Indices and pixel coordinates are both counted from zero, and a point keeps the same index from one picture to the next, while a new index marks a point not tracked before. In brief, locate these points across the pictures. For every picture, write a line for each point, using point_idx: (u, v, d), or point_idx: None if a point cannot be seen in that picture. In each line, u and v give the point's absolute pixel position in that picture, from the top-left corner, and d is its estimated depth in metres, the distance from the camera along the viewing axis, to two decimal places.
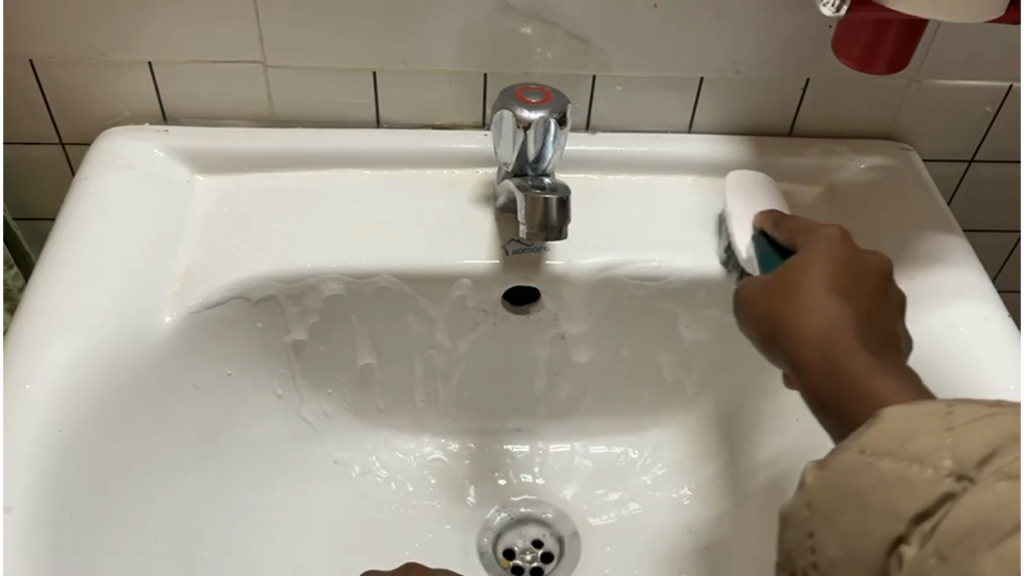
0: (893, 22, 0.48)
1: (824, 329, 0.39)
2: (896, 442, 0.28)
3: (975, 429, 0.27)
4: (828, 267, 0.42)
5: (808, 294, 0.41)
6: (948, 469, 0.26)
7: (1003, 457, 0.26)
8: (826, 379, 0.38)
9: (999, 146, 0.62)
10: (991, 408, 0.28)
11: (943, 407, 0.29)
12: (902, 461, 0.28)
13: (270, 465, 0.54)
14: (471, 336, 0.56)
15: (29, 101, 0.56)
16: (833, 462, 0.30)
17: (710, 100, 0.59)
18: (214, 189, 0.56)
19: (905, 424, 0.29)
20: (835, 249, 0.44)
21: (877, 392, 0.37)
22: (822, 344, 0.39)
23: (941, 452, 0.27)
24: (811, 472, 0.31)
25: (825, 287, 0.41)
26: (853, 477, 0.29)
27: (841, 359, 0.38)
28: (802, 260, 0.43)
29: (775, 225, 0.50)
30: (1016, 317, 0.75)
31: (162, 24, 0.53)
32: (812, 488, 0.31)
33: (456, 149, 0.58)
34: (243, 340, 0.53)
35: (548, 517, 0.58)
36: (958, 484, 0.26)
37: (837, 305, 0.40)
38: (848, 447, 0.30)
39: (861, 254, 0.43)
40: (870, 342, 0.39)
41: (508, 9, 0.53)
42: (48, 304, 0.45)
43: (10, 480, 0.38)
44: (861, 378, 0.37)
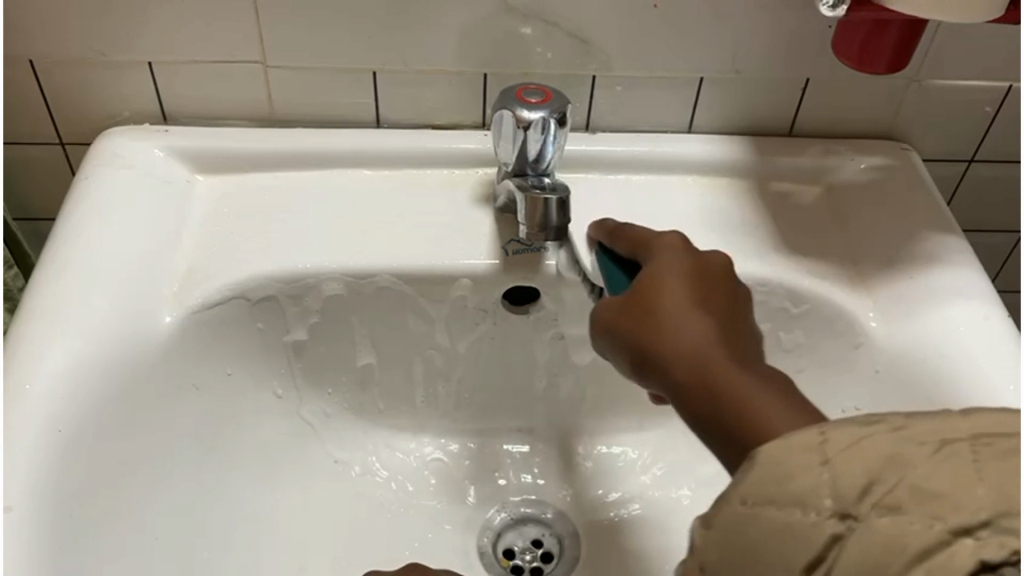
0: (893, 22, 0.48)
1: (687, 345, 0.38)
2: (773, 485, 0.28)
3: (849, 460, 0.27)
4: (675, 279, 0.41)
5: (662, 311, 0.40)
6: (831, 510, 0.26)
7: (880, 488, 0.26)
8: (700, 398, 0.37)
9: (999, 146, 0.62)
10: (856, 428, 0.28)
11: (814, 437, 0.28)
12: (785, 508, 0.27)
13: (270, 465, 0.54)
14: (471, 336, 0.57)
15: (29, 101, 0.56)
16: (716, 519, 0.30)
17: (710, 100, 0.59)
18: (214, 190, 0.56)
19: (782, 458, 0.28)
20: (678, 256, 0.43)
21: (749, 399, 0.35)
22: (689, 362, 0.38)
23: (819, 492, 0.27)
24: (699, 531, 0.31)
25: (673, 300, 0.40)
26: (739, 531, 0.29)
27: (712, 373, 0.37)
28: (649, 274, 0.42)
29: (614, 235, 0.49)
30: (1016, 317, 0.75)
31: (162, 24, 0.53)
32: (702, 548, 0.30)
33: (456, 149, 0.58)
34: (243, 340, 0.53)
35: (548, 517, 0.58)
36: (842, 525, 0.26)
37: (699, 318, 0.39)
38: (729, 500, 0.29)
39: (700, 258, 0.43)
40: (727, 349, 0.38)
41: (508, 9, 0.53)
42: (49, 304, 0.45)
43: (11, 480, 0.38)
44: (733, 386, 0.36)
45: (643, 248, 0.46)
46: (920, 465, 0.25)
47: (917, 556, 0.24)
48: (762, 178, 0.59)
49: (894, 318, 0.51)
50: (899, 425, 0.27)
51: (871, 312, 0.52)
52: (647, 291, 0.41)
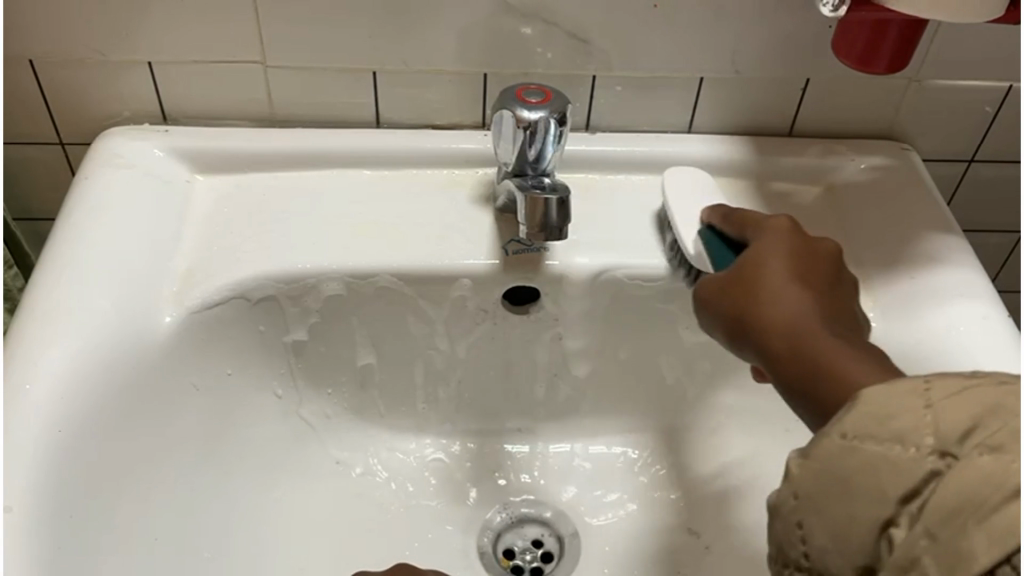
0: (893, 22, 0.48)
1: (782, 316, 0.37)
2: (875, 423, 0.28)
3: (954, 404, 0.27)
4: (778, 255, 0.40)
5: (766, 285, 0.39)
6: (931, 447, 0.26)
7: (984, 431, 0.26)
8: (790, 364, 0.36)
9: (999, 146, 0.62)
10: (966, 381, 0.28)
11: (920, 384, 0.28)
12: (884, 443, 0.28)
13: (270, 465, 0.54)
14: (470, 337, 0.57)
15: (28, 100, 0.56)
16: (815, 451, 0.30)
17: (709, 100, 0.59)
18: (213, 190, 0.56)
19: (885, 403, 0.28)
20: (785, 237, 0.42)
21: (851, 370, 0.34)
22: (786, 332, 0.37)
23: (922, 431, 0.27)
24: (795, 464, 0.31)
25: (778, 271, 0.39)
26: (837, 464, 0.29)
27: (809, 346, 0.36)
28: (751, 252, 0.41)
29: (725, 219, 0.47)
30: (1016, 317, 0.75)
31: (162, 24, 0.53)
32: (797, 478, 0.30)
33: (456, 149, 0.58)
34: (243, 340, 0.52)
35: (548, 516, 0.58)
36: (942, 462, 0.26)
37: (799, 291, 0.38)
38: (831, 432, 0.29)
39: (813, 241, 0.41)
40: (830, 326, 0.37)
41: (508, 9, 0.53)
42: (50, 302, 0.45)
43: (9, 482, 0.38)
44: (832, 355, 0.35)
45: (752, 229, 0.44)
46: (1022, 413, 0.26)
47: (1013, 492, 0.24)
48: (762, 179, 0.59)
49: (894, 318, 0.51)
50: (1009, 381, 0.27)
51: (872, 311, 0.52)
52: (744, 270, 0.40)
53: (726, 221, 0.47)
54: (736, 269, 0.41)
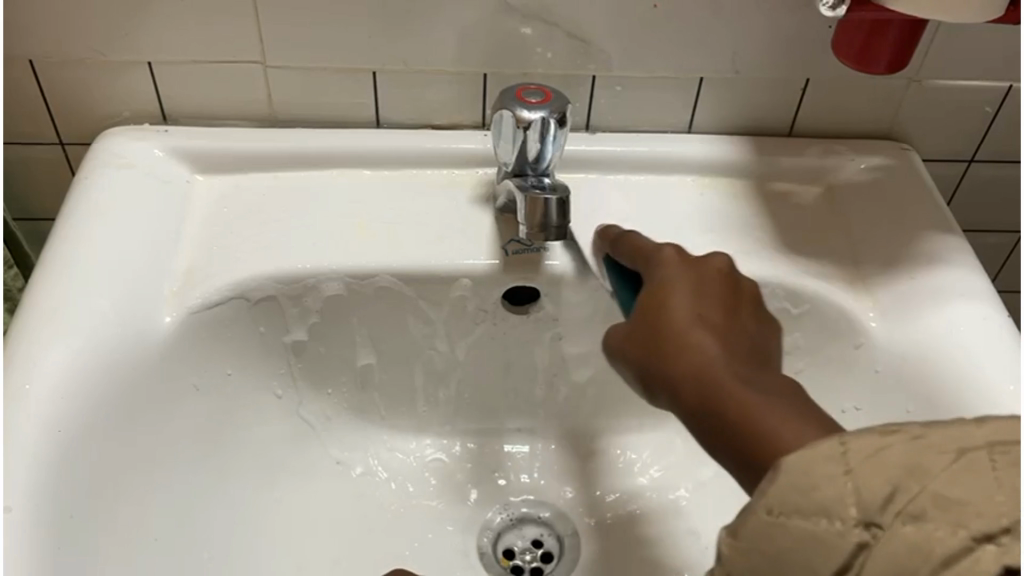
0: (893, 22, 0.48)
1: (693, 364, 0.36)
2: (799, 497, 0.27)
3: (873, 470, 0.26)
4: (684, 293, 0.39)
5: (674, 328, 0.38)
6: (855, 519, 0.26)
7: (903, 496, 0.25)
8: (710, 417, 0.35)
9: (999, 146, 0.62)
10: (882, 439, 0.27)
11: (836, 447, 0.27)
12: (809, 518, 0.27)
13: (271, 465, 0.54)
14: (470, 338, 0.57)
15: (27, 100, 0.56)
16: (742, 531, 0.29)
17: (709, 100, 0.59)
18: (214, 190, 0.56)
19: (807, 471, 0.27)
20: (688, 269, 0.41)
21: (761, 419, 0.33)
22: (693, 382, 0.36)
23: (844, 501, 0.26)
24: (726, 542, 0.30)
25: (682, 313, 0.38)
26: (767, 542, 0.28)
27: (720, 396, 0.35)
28: (656, 289, 0.40)
29: (616, 244, 0.49)
30: (1016, 317, 0.75)
31: (162, 23, 0.53)
32: (728, 558, 0.29)
33: (457, 149, 0.58)
34: (243, 340, 0.53)
35: (547, 517, 0.58)
36: (869, 534, 0.25)
37: (706, 333, 0.37)
38: (755, 510, 0.28)
39: (704, 264, 0.41)
40: (742, 368, 0.35)
41: (508, 9, 0.53)
42: (50, 302, 0.45)
43: (9, 481, 0.38)
44: (745, 405, 0.34)
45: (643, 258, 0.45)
46: (941, 475, 0.25)
47: (939, 564, 0.24)
48: (762, 178, 0.59)
49: (894, 318, 0.51)
50: (920, 434, 0.27)
51: (871, 311, 0.52)
52: (652, 309, 0.40)
53: (619, 247, 0.48)
54: (649, 310, 0.40)
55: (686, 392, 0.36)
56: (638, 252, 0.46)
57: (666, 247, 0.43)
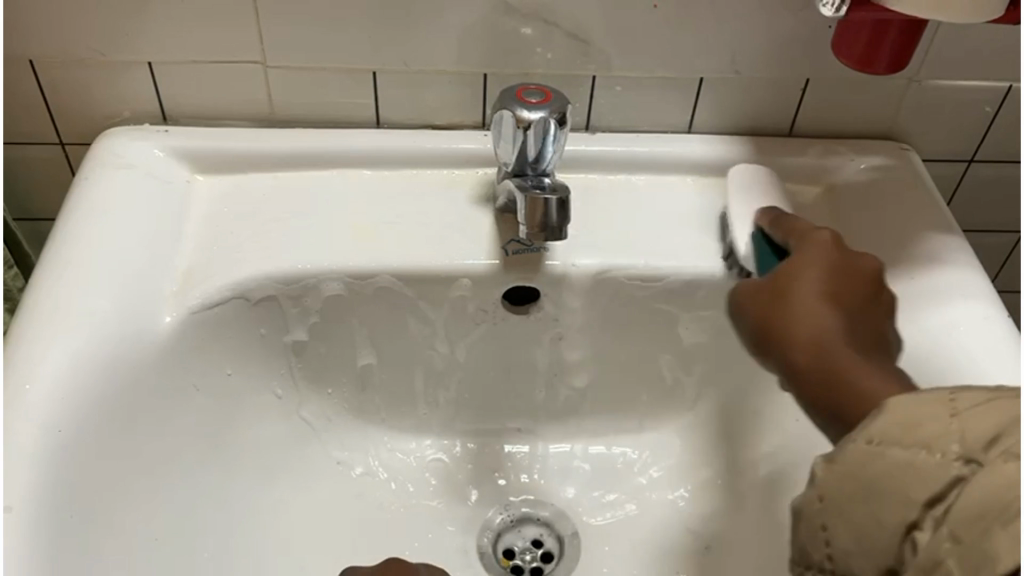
0: (893, 22, 0.48)
1: (808, 335, 0.39)
2: (903, 431, 0.29)
3: (980, 414, 0.27)
4: (818, 274, 0.42)
5: (801, 301, 0.40)
6: (956, 453, 0.27)
7: (1008, 439, 0.26)
8: (819, 398, 0.37)
9: (999, 146, 0.62)
10: (994, 393, 0.28)
11: (946, 398, 0.29)
12: (908, 449, 0.28)
13: (271, 465, 0.54)
14: (470, 339, 0.57)
15: (28, 100, 0.56)
16: (840, 455, 0.31)
17: (709, 100, 0.59)
18: (214, 190, 0.56)
19: (917, 411, 0.29)
20: (829, 252, 0.43)
21: (878, 396, 0.35)
22: (807, 350, 0.38)
23: (948, 437, 0.27)
24: (820, 466, 0.32)
25: (811, 290, 0.41)
26: (861, 467, 0.30)
27: (839, 366, 0.37)
28: (788, 267, 0.43)
29: (775, 222, 0.50)
30: (1016, 318, 0.75)
31: (162, 23, 0.53)
32: (823, 480, 0.32)
33: (456, 149, 0.58)
34: (243, 341, 0.53)
35: (547, 517, 0.58)
36: (967, 468, 0.27)
37: (830, 312, 0.39)
38: (854, 438, 0.31)
39: (858, 260, 0.43)
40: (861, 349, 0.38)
41: (508, 9, 0.53)
42: (50, 302, 0.45)
43: (9, 482, 0.38)
44: (861, 382, 0.36)
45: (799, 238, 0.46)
46: None
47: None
48: None
49: None
50: None
51: None
52: (782, 281, 0.42)
53: (776, 226, 0.49)
54: (777, 281, 0.42)
55: (800, 369, 0.38)
56: (793, 230, 0.47)
57: (821, 229, 0.45)
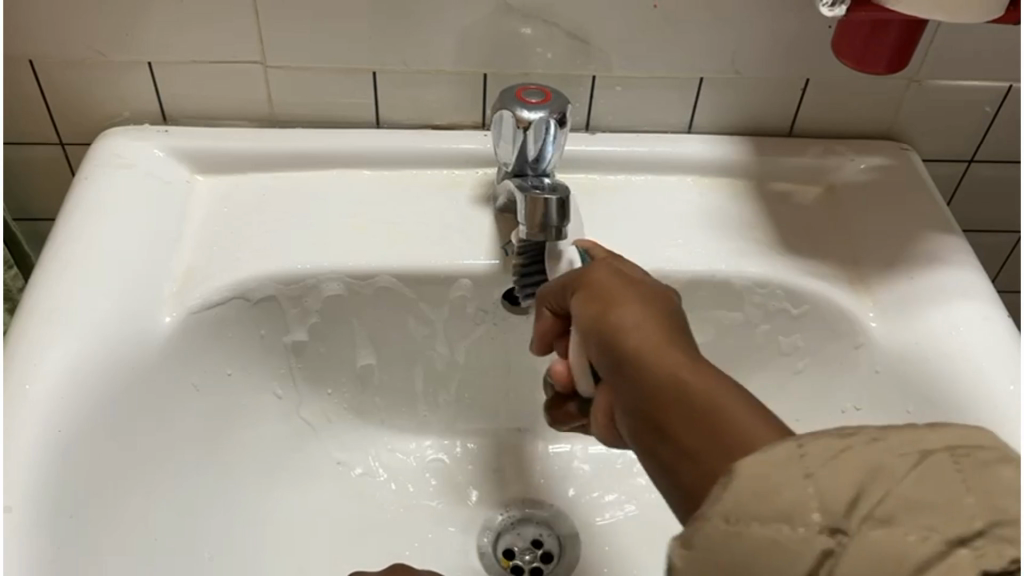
0: (893, 22, 0.48)
1: (651, 369, 0.35)
2: (759, 502, 0.26)
3: (834, 476, 0.26)
4: (631, 304, 0.39)
5: (622, 331, 0.38)
6: (820, 525, 0.25)
7: (867, 500, 0.25)
8: (662, 416, 0.34)
9: (999, 146, 0.62)
10: (843, 441, 0.27)
11: (794, 447, 0.27)
12: (771, 525, 0.26)
13: (270, 465, 0.54)
14: (470, 339, 0.57)
15: (28, 100, 0.56)
16: (696, 539, 0.28)
17: (709, 100, 0.59)
18: (214, 190, 0.56)
19: (771, 475, 0.26)
20: (612, 278, 0.41)
21: (725, 427, 0.31)
22: (653, 386, 0.35)
23: (807, 507, 0.26)
24: (678, 550, 0.28)
25: (628, 319, 0.38)
26: (725, 551, 0.27)
27: (685, 393, 0.34)
28: (587, 298, 0.41)
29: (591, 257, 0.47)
30: (1016, 317, 0.75)
31: (161, 23, 0.53)
32: (681, 567, 0.28)
33: (457, 149, 0.58)
34: (243, 341, 0.53)
35: (548, 517, 0.58)
36: (835, 541, 0.25)
37: (662, 345, 0.36)
38: (710, 515, 0.27)
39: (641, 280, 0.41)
40: (694, 366, 0.35)
41: (508, 9, 0.53)
42: (49, 302, 0.45)
43: (11, 481, 0.38)
44: (709, 405, 0.32)
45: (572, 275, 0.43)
46: (904, 479, 0.25)
47: (915, 568, 0.23)
48: (762, 178, 0.59)
49: (894, 318, 0.51)
50: (877, 436, 0.27)
51: (871, 311, 0.52)
52: (598, 312, 0.40)
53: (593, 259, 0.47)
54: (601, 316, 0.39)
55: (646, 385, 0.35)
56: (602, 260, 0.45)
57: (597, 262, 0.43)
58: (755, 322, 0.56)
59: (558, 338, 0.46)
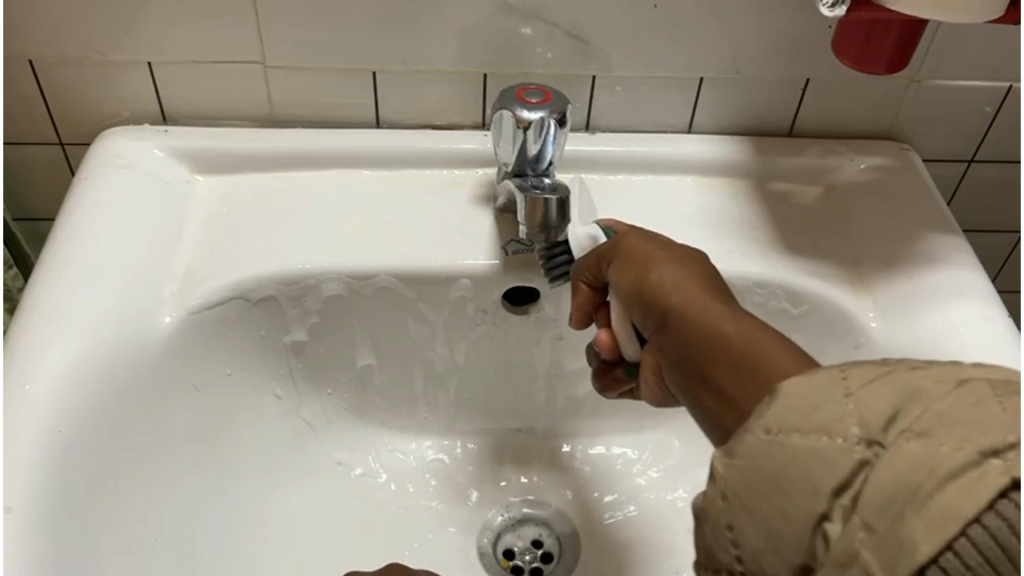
0: (892, 22, 0.48)
1: (690, 317, 0.36)
2: (800, 416, 0.27)
3: (874, 392, 0.26)
4: (666, 261, 0.40)
5: (663, 288, 0.39)
6: (858, 437, 0.25)
7: (905, 417, 0.25)
8: (702, 360, 0.35)
9: (999, 147, 0.62)
10: (881, 369, 0.27)
11: (836, 374, 0.28)
12: (809, 436, 0.26)
13: (272, 465, 0.54)
14: (470, 339, 0.57)
15: (28, 100, 0.56)
16: (739, 450, 0.28)
17: (709, 100, 0.58)
18: (214, 190, 0.56)
19: (809, 397, 0.27)
20: (642, 241, 0.42)
21: (761, 360, 0.32)
22: (694, 333, 0.35)
23: (845, 421, 0.26)
24: (721, 461, 0.29)
25: (665, 276, 0.39)
26: (766, 462, 0.27)
27: (722, 335, 0.34)
28: (625, 260, 0.41)
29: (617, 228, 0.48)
30: (1016, 318, 0.74)
31: (161, 23, 0.53)
32: (724, 477, 0.29)
33: (457, 150, 0.58)
34: (243, 342, 0.52)
35: (548, 517, 0.58)
36: (870, 451, 0.25)
37: (700, 295, 0.37)
38: (751, 428, 0.28)
39: (670, 242, 0.42)
40: (730, 312, 0.35)
41: (508, 10, 0.53)
42: (49, 302, 0.45)
43: (11, 481, 0.38)
44: (747, 347, 0.33)
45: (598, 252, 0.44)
46: (942, 397, 0.25)
47: (947, 476, 0.23)
48: (762, 178, 0.59)
49: (894, 318, 0.51)
50: (918, 366, 0.27)
51: (871, 311, 0.52)
52: (633, 270, 0.41)
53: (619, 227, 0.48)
54: (637, 275, 0.40)
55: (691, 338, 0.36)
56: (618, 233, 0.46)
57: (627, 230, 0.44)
58: None
59: (596, 312, 0.46)
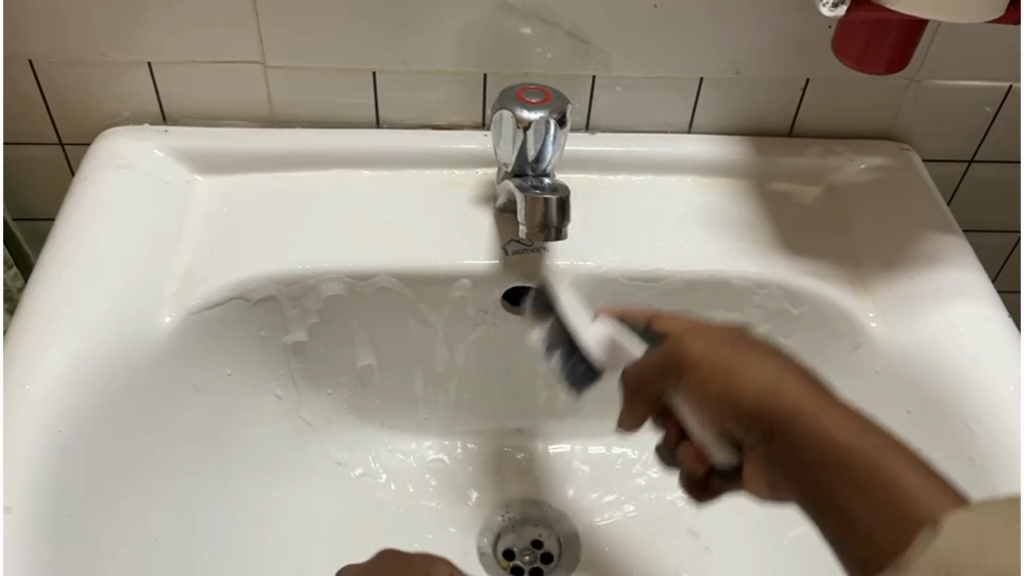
0: (892, 22, 0.48)
1: (801, 433, 0.36)
2: None
3: None
4: (755, 360, 0.40)
5: (751, 395, 0.39)
6: None
7: None
8: (825, 479, 0.35)
9: (999, 147, 0.62)
10: None
11: None
12: None
13: (273, 465, 0.54)
14: (470, 339, 0.57)
15: (28, 100, 0.56)
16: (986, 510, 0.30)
17: (710, 99, 0.58)
18: (214, 190, 0.56)
19: None
20: (706, 335, 0.42)
21: (894, 481, 0.33)
22: (809, 451, 0.36)
23: None
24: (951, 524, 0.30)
25: (753, 380, 0.39)
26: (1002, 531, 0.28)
27: (846, 453, 0.35)
28: (695, 358, 0.41)
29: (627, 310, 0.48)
30: (1016, 317, 0.74)
31: (162, 23, 0.53)
32: (949, 533, 0.30)
33: (457, 150, 0.58)
34: (243, 342, 0.53)
35: (549, 517, 0.58)
36: None
37: (804, 395, 0.37)
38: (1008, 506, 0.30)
39: (739, 333, 0.42)
40: (840, 419, 0.36)
41: (508, 9, 0.53)
42: (49, 302, 0.45)
43: (10, 481, 0.38)
44: (876, 465, 0.34)
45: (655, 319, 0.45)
46: None
47: None
48: (762, 178, 0.59)
49: (894, 319, 0.51)
50: None
51: (871, 312, 0.52)
52: (717, 367, 0.40)
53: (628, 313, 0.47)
54: (718, 377, 0.40)
55: (810, 447, 0.36)
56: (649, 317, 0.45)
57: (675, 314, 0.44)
58: (755, 322, 0.56)
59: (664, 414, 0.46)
